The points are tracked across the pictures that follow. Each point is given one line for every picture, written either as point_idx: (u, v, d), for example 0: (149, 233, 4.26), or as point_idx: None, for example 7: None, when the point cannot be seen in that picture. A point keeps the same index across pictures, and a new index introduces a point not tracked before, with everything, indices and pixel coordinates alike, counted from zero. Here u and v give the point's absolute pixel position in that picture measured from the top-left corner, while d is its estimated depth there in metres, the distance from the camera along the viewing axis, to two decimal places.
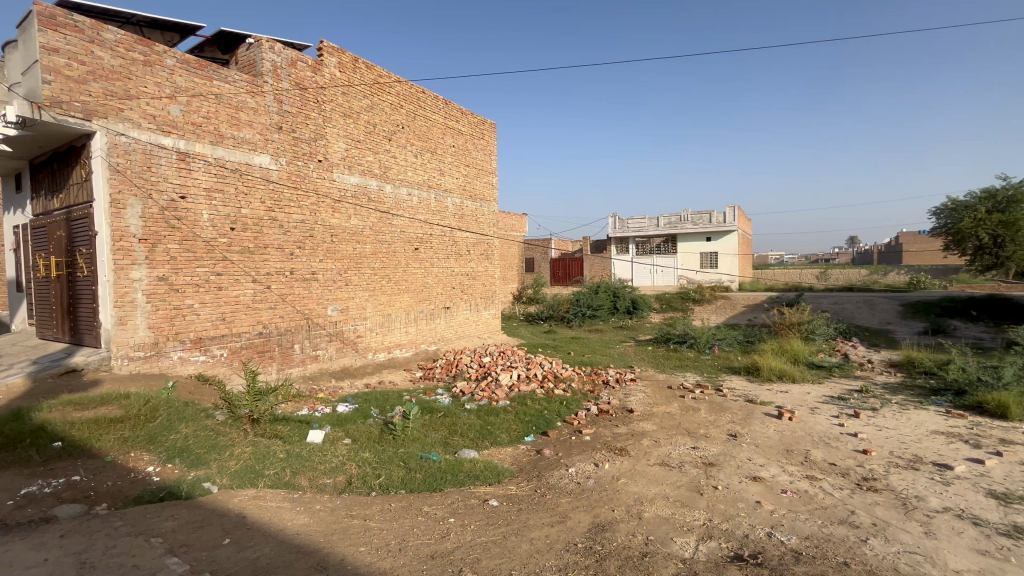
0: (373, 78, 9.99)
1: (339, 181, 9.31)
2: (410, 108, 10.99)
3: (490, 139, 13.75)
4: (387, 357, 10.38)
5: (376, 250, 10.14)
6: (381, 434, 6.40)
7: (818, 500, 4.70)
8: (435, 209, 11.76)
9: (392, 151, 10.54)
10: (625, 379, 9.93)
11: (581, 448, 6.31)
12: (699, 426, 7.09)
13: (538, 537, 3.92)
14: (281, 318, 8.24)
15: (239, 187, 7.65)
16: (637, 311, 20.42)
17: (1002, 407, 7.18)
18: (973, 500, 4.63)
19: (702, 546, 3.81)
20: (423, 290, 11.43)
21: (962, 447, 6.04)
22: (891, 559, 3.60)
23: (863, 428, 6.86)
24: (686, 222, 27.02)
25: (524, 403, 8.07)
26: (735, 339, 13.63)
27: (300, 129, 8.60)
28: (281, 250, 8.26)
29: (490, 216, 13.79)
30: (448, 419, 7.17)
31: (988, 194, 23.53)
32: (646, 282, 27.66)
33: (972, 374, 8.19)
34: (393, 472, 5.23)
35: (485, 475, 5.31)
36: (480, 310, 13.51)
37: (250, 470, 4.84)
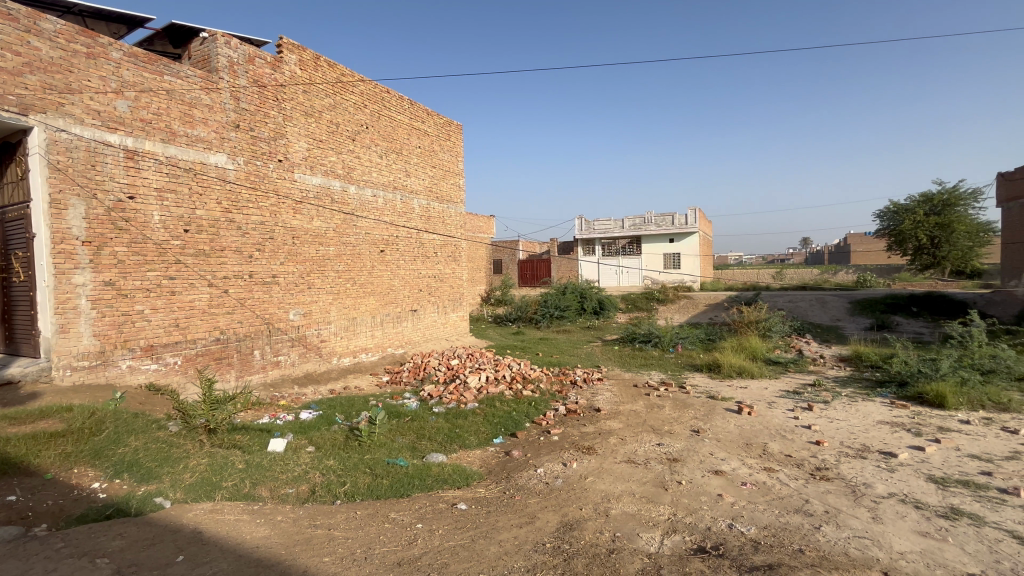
0: (335, 77, 9.78)
1: (301, 182, 9.06)
2: (374, 108, 10.82)
3: (456, 140, 13.68)
4: (352, 361, 10.15)
5: (340, 252, 9.92)
6: (346, 440, 6.26)
7: (775, 491, 4.89)
8: (400, 210, 11.60)
9: (355, 151, 10.34)
10: (592, 379, 10.06)
11: (550, 448, 6.36)
12: (664, 423, 7.28)
13: (507, 539, 3.92)
14: (239, 324, 7.94)
15: (194, 187, 7.33)
16: (603, 312, 20.76)
17: (940, 396, 7.70)
18: (915, 485, 4.93)
19: (666, 540, 3.90)
20: (389, 293, 11.25)
21: (905, 436, 6.42)
22: (843, 545, 3.79)
23: (816, 420, 7.20)
24: (650, 224, 27.66)
25: (492, 405, 8.06)
26: (697, 338, 14.04)
27: (259, 128, 8.32)
28: (239, 252, 7.96)
29: (457, 218, 13.71)
30: (416, 423, 7.07)
31: (926, 197, 25.03)
32: (613, 283, 28.20)
33: (913, 367, 8.72)
34: (358, 479, 5.12)
35: (453, 478, 5.27)
36: (448, 313, 13.40)
37: (206, 483, 4.63)
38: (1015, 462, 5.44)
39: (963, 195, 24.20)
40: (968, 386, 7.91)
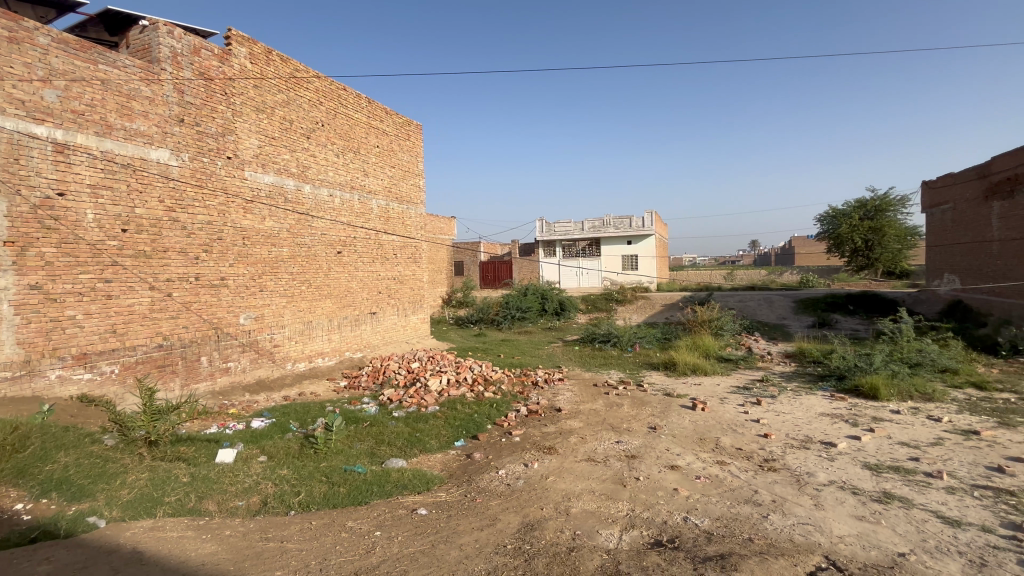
0: (289, 72, 9.45)
1: (252, 180, 8.70)
2: (330, 106, 10.52)
3: (416, 140, 13.51)
4: (308, 366, 9.80)
5: (294, 254, 9.58)
6: (301, 448, 6.03)
7: (727, 483, 5.10)
8: (358, 211, 11.33)
9: (311, 150, 10.02)
10: (553, 379, 10.18)
11: (511, 449, 6.37)
12: (622, 421, 7.44)
13: (467, 542, 3.89)
14: (184, 329, 7.51)
15: (132, 184, 6.88)
16: (564, 312, 21.04)
17: (874, 388, 8.26)
18: (852, 472, 5.27)
19: (625, 536, 3.99)
20: (346, 296, 10.96)
21: (844, 426, 6.84)
22: (788, 532, 3.99)
23: (763, 414, 7.57)
24: (609, 226, 28.25)
25: (454, 407, 7.99)
26: (654, 337, 14.44)
27: (205, 123, 7.92)
28: (184, 253, 7.54)
29: (417, 219, 13.52)
30: (375, 428, 6.91)
31: (860, 202, 26.82)
32: (573, 284, 28.62)
33: (851, 361, 9.30)
34: (314, 488, 4.94)
35: (413, 483, 5.18)
36: (408, 315, 13.19)
37: (145, 499, 4.35)
38: (938, 447, 5.90)
39: (893, 201, 26.08)
40: (898, 378, 8.53)
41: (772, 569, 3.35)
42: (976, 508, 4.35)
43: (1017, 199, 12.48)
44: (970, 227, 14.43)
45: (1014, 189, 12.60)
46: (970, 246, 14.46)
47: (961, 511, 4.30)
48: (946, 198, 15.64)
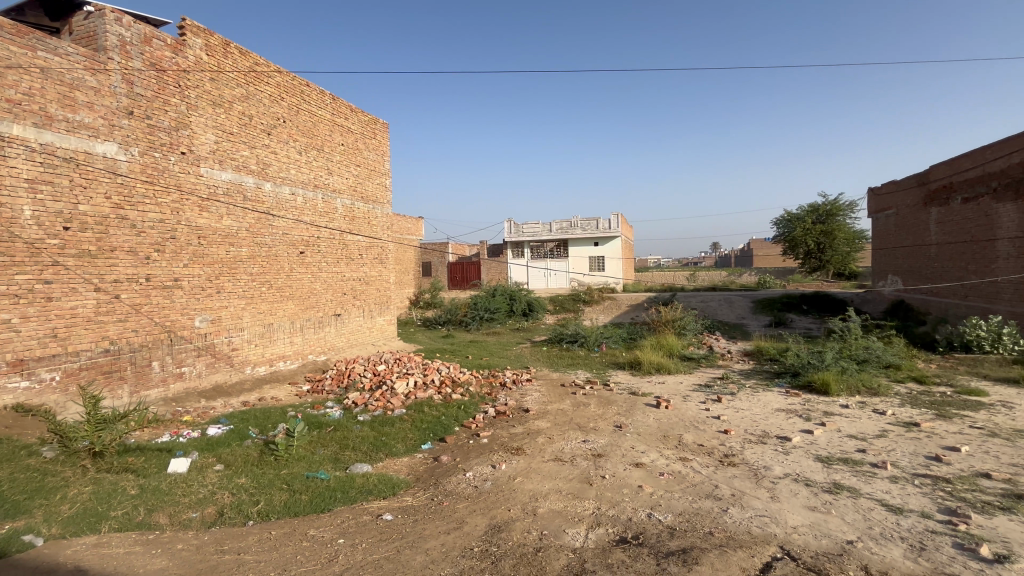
0: (248, 66, 9.13)
1: (208, 176, 8.33)
2: (292, 101, 10.22)
3: (382, 138, 13.28)
4: (269, 370, 9.47)
5: (254, 254, 9.25)
6: (261, 456, 5.82)
7: (689, 478, 5.24)
8: (322, 210, 11.05)
9: (271, 146, 9.70)
10: (521, 380, 10.21)
11: (479, 451, 6.34)
12: (589, 420, 7.54)
13: (433, 547, 3.85)
14: (133, 332, 7.12)
15: (75, 179, 6.48)
16: (532, 313, 21.16)
17: (825, 384, 8.68)
18: (805, 465, 5.51)
19: (591, 534, 4.04)
20: (309, 297, 10.66)
21: (797, 421, 7.16)
22: (746, 524, 4.14)
23: (724, 411, 7.82)
24: (576, 228, 28.56)
25: (421, 410, 7.89)
26: (620, 337, 14.68)
27: (157, 116, 7.54)
28: (133, 253, 7.15)
29: (383, 219, 13.29)
30: (339, 433, 6.74)
31: (813, 207, 28.09)
32: (541, 285, 28.80)
33: (804, 358, 9.74)
34: (273, 497, 4.78)
35: (379, 488, 5.08)
36: (374, 317, 12.94)
37: (89, 514, 4.10)
38: (883, 439, 6.25)
39: (842, 206, 27.49)
40: (848, 374, 9.01)
41: (731, 561, 3.47)
42: (916, 496, 4.62)
43: (953, 206, 13.36)
44: (911, 232, 15.37)
45: (950, 196, 13.49)
46: (911, 249, 15.40)
47: (904, 498, 4.57)
48: (890, 204, 16.62)
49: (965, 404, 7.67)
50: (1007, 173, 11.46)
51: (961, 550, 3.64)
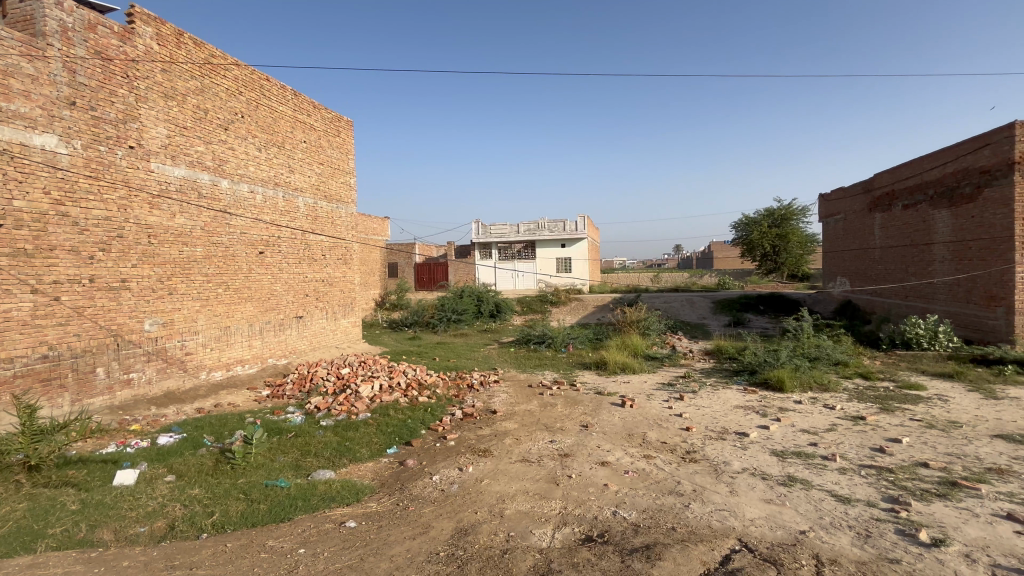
0: (204, 58, 8.76)
1: (159, 172, 7.92)
2: (251, 96, 9.86)
3: (347, 137, 12.99)
4: (225, 375, 9.07)
5: (209, 254, 8.86)
6: (217, 464, 5.58)
7: (652, 475, 5.36)
8: (283, 209, 10.70)
9: (228, 142, 9.32)
10: (488, 381, 10.17)
11: (446, 453, 6.29)
12: (556, 420, 7.60)
13: (398, 553, 3.78)
14: (76, 337, 6.68)
15: (9, 173, 6.03)
16: (500, 315, 21.17)
17: (780, 381, 9.06)
18: (762, 459, 5.73)
19: (557, 533, 4.06)
20: (269, 299, 10.30)
21: (755, 417, 7.43)
22: (707, 518, 4.27)
23: (686, 408, 8.03)
24: (544, 230, 28.73)
25: (386, 414, 7.75)
26: (586, 338, 14.86)
27: (103, 108, 7.11)
28: (75, 253, 6.72)
29: (347, 219, 13.00)
30: (301, 439, 6.54)
31: (769, 212, 29.29)
32: (509, 286, 28.85)
33: (761, 357, 10.13)
34: (229, 507, 4.58)
35: (342, 494, 4.96)
36: (338, 319, 12.62)
37: (22, 532, 3.82)
38: (833, 433, 6.58)
39: (796, 211, 28.81)
40: (801, 371, 9.44)
41: (693, 555, 3.57)
42: (862, 486, 4.89)
43: (894, 212, 14.22)
44: (858, 236, 16.26)
45: (892, 203, 14.36)
46: (857, 252, 16.29)
47: (852, 489, 4.82)
48: (839, 209, 17.53)
49: (906, 398, 8.18)
50: (941, 182, 12.26)
51: (902, 536, 3.87)
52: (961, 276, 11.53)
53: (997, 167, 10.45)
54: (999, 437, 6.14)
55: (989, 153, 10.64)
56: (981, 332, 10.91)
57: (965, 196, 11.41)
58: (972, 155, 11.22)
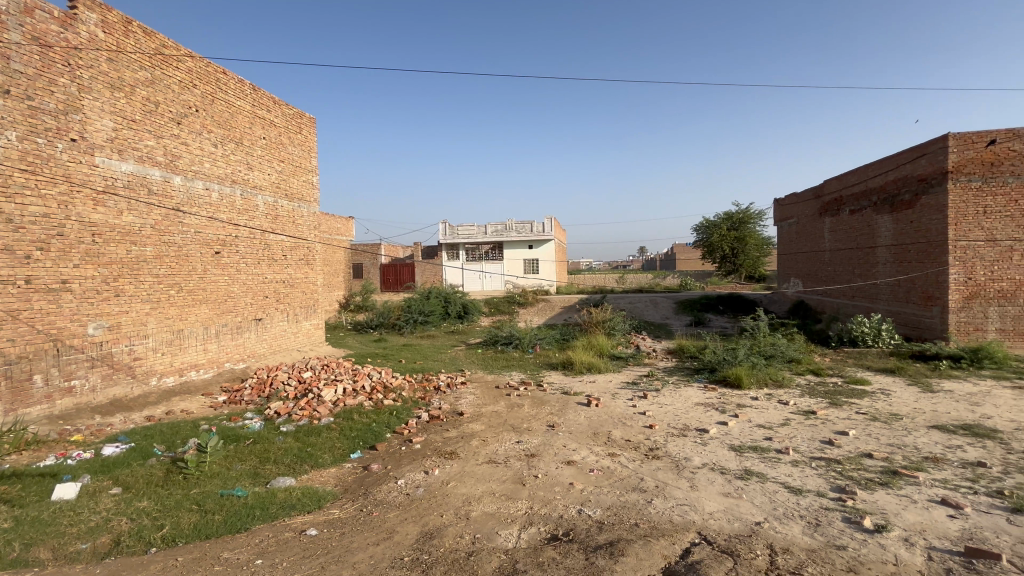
0: (154, 48, 8.34)
1: (104, 167, 7.48)
2: (206, 89, 9.46)
3: (309, 134, 12.65)
4: (178, 381, 8.64)
5: (160, 253, 8.44)
6: (168, 475, 5.31)
7: (617, 473, 5.46)
8: (241, 207, 10.31)
9: (181, 137, 8.91)
10: (455, 383, 10.10)
11: (411, 457, 6.20)
12: (523, 421, 7.62)
13: (361, 560, 3.71)
14: (9, 342, 6.24)
15: None
16: (467, 316, 21.05)
17: (738, 378, 9.40)
18: (721, 454, 5.93)
19: (523, 533, 4.08)
20: (226, 301, 9.89)
21: (714, 413, 7.69)
22: (668, 513, 4.38)
23: (649, 407, 8.23)
24: (511, 231, 28.79)
25: (350, 418, 7.58)
26: (553, 338, 14.99)
27: (41, 98, 6.67)
28: (9, 252, 6.28)
29: (309, 218, 12.65)
30: (259, 446, 6.31)
31: (728, 215, 30.36)
32: (477, 287, 28.75)
33: (720, 355, 10.48)
34: (180, 519, 4.37)
35: (303, 502, 4.81)
36: (300, 321, 12.25)
37: None
38: (786, 427, 6.88)
39: (752, 215, 29.96)
40: (757, 369, 9.82)
41: (654, 550, 3.66)
42: (813, 477, 5.14)
43: (842, 217, 15.02)
44: (809, 239, 17.07)
45: (839, 208, 15.15)
46: (809, 255, 17.12)
47: (803, 480, 5.05)
48: (792, 214, 18.38)
49: (852, 392, 8.65)
50: (883, 189, 13.04)
51: (848, 523, 4.08)
52: (902, 277, 12.27)
53: (933, 175, 11.19)
54: (935, 427, 6.58)
55: (926, 162, 11.37)
56: (920, 329, 11.66)
57: (905, 203, 12.16)
58: (910, 164, 11.97)
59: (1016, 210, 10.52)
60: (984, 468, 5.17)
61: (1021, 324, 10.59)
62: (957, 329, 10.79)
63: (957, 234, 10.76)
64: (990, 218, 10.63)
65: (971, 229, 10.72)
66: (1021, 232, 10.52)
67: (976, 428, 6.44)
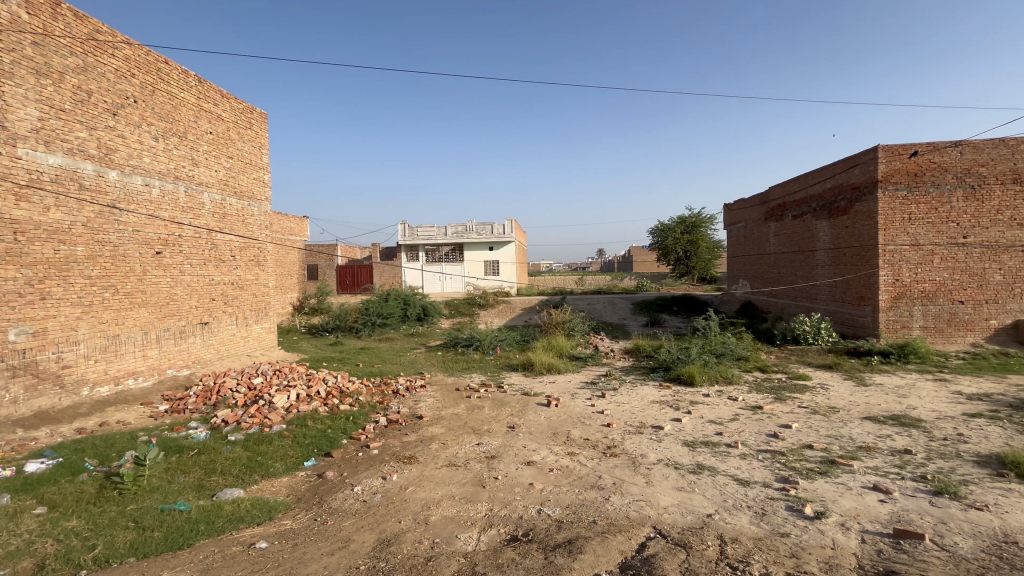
0: (87, 33, 7.78)
1: (27, 159, 6.89)
2: (146, 80, 8.90)
3: (259, 129, 12.12)
4: (113, 391, 8.03)
5: (93, 254, 7.86)
6: (101, 491, 4.95)
7: (575, 472, 5.54)
8: (185, 205, 9.75)
9: (118, 129, 8.33)
10: (415, 386, 9.93)
11: (368, 463, 6.05)
12: (483, 423, 7.59)
13: (315, 571, 3.60)
14: None
15: None
16: (427, 318, 20.78)
17: (691, 376, 9.76)
18: (675, 449, 6.13)
19: (483, 536, 4.06)
20: (168, 304, 9.33)
21: (669, 411, 7.94)
22: (625, 509, 4.49)
23: (608, 406, 8.39)
24: (471, 232, 28.69)
25: (304, 425, 7.31)
26: (513, 340, 15.04)
27: None
28: None
29: (260, 217, 12.13)
30: (204, 457, 5.98)
31: (681, 219, 31.44)
32: (437, 289, 28.45)
33: (674, 354, 10.83)
34: (116, 538, 4.09)
35: (252, 514, 4.59)
36: (250, 324, 11.71)
37: None
38: (735, 422, 7.19)
39: (704, 219, 31.15)
40: (709, 367, 10.22)
41: (611, 546, 3.74)
42: (759, 468, 5.40)
43: (785, 222, 15.88)
44: (756, 242, 17.95)
45: (783, 214, 16.01)
46: (755, 257, 18.01)
47: (750, 472, 5.30)
48: (740, 218, 19.27)
49: (795, 387, 9.16)
50: (822, 196, 13.89)
51: (792, 512, 4.31)
52: (839, 279, 13.11)
53: (865, 184, 12.03)
54: (868, 418, 7.07)
55: (859, 172, 12.20)
56: (854, 328, 12.49)
57: (841, 209, 13.00)
58: (846, 173, 12.81)
59: (936, 217, 11.44)
60: (910, 455, 5.60)
61: (941, 322, 11.53)
62: (886, 327, 11.64)
63: (886, 239, 11.61)
64: (914, 224, 11.52)
65: (898, 234, 11.58)
66: (940, 237, 11.44)
67: (903, 418, 6.97)
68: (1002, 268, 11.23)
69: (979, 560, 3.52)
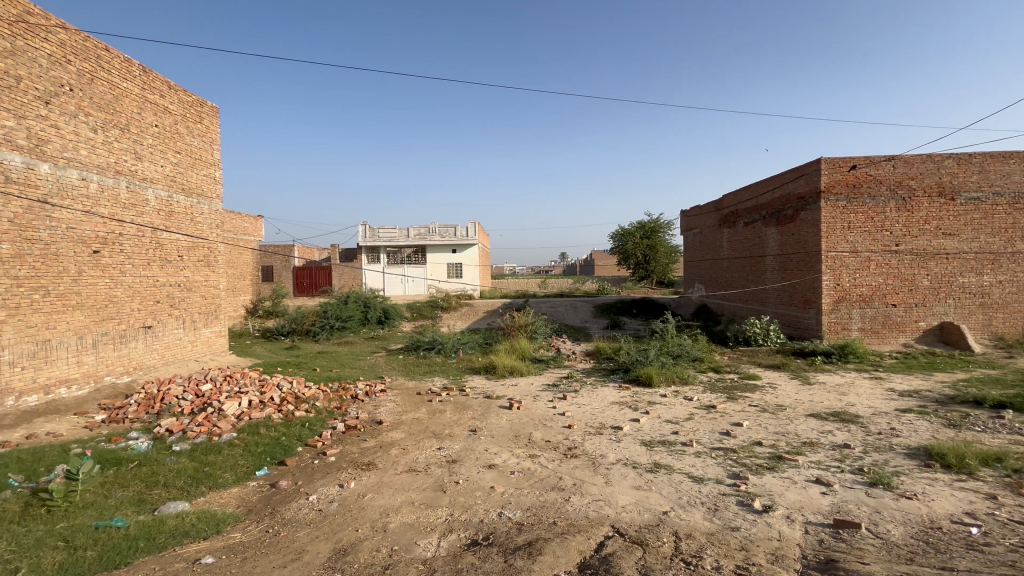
0: (17, 15, 7.23)
1: None
2: (84, 67, 8.34)
3: (210, 124, 11.60)
4: (43, 401, 7.45)
5: (20, 252, 7.29)
6: (27, 509, 4.57)
7: (537, 474, 5.57)
8: (127, 202, 9.20)
9: (51, 118, 7.75)
10: (374, 391, 9.71)
11: (325, 470, 5.87)
12: (444, 427, 7.52)
13: None
14: None
15: None
16: (388, 321, 20.44)
17: (649, 377, 10.00)
18: (633, 449, 6.26)
19: (442, 541, 4.02)
20: (107, 307, 8.75)
21: (628, 411, 8.11)
22: (585, 509, 4.55)
23: (569, 407, 8.48)
24: (434, 235, 28.45)
25: (256, 433, 7.01)
26: (476, 343, 14.98)
27: None
28: None
29: (211, 216, 11.58)
30: (146, 469, 5.63)
31: (640, 224, 32.28)
32: (398, 291, 28.01)
33: (633, 356, 11.07)
34: (43, 559, 3.79)
35: (198, 528, 4.36)
36: (198, 328, 11.15)
37: None
38: (690, 421, 7.43)
39: (662, 225, 32.12)
40: (666, 368, 10.51)
41: (570, 546, 3.78)
42: (712, 465, 5.60)
43: (738, 228, 16.58)
44: (711, 248, 18.65)
45: (736, 221, 16.71)
46: (710, 262, 18.69)
47: (704, 469, 5.49)
48: (696, 224, 19.93)
49: (746, 387, 9.56)
50: (771, 205, 14.59)
51: (742, 506, 4.49)
52: (786, 283, 13.81)
53: (810, 194, 12.74)
54: (811, 415, 7.47)
55: (805, 182, 12.91)
56: (800, 329, 13.18)
57: (789, 217, 13.69)
58: (792, 183, 13.52)
59: (872, 226, 12.25)
60: (849, 449, 5.95)
61: (877, 324, 12.34)
62: (829, 329, 12.36)
63: (828, 245, 12.33)
64: (853, 232, 12.29)
65: (839, 241, 12.32)
66: (876, 245, 12.26)
67: (843, 415, 7.40)
68: (929, 274, 12.14)
69: (908, 546, 3.78)
